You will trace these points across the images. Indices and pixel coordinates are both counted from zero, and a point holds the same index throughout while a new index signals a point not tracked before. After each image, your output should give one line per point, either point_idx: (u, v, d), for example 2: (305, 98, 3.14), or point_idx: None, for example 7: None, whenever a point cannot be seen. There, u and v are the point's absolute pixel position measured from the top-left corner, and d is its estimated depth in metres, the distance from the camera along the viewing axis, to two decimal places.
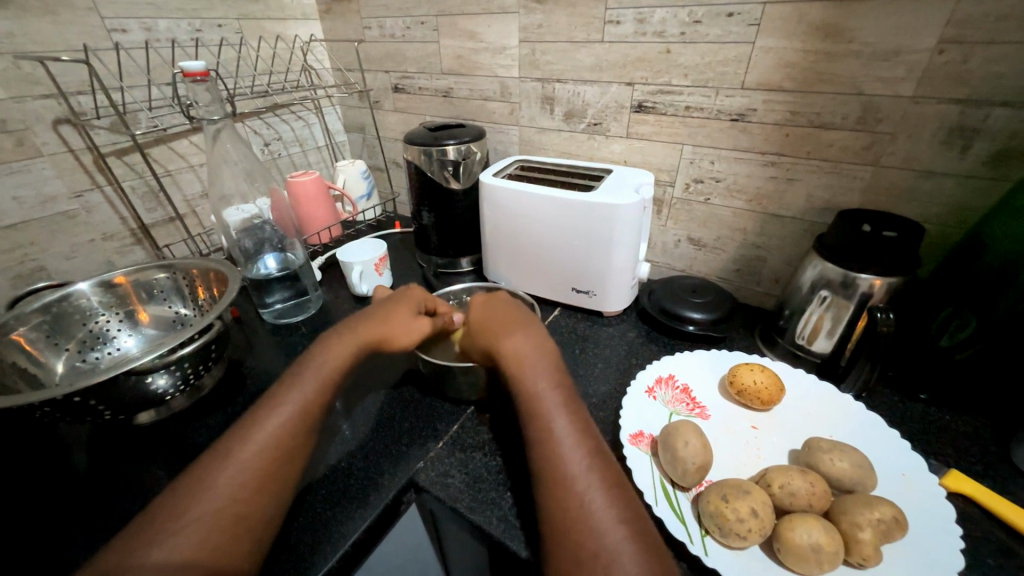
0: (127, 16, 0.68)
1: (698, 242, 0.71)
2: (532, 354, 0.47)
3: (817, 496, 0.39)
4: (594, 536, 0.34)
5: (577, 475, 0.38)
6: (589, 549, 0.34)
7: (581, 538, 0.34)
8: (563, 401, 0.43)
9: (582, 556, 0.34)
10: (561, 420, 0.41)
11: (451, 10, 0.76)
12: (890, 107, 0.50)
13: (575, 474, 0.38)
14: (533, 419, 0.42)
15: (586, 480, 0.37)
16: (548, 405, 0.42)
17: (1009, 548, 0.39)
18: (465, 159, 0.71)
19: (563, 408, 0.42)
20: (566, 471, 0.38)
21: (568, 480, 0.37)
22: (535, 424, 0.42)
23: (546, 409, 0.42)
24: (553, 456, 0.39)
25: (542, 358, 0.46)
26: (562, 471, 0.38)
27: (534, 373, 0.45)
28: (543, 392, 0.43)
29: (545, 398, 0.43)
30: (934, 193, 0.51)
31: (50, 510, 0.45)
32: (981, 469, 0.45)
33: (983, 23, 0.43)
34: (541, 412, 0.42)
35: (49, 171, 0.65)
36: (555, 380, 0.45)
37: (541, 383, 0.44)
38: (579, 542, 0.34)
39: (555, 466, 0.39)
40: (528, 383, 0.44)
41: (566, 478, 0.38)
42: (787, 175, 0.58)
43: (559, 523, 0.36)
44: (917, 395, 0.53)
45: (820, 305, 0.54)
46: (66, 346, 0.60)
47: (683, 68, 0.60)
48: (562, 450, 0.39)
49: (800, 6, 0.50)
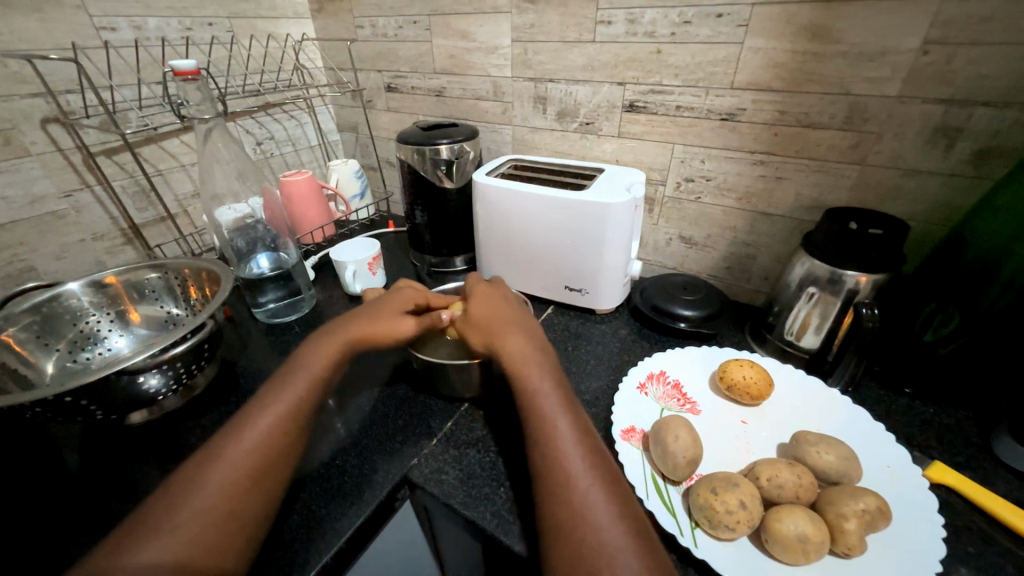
0: (116, 15, 0.67)
1: (689, 240, 0.71)
2: (531, 355, 0.47)
3: (803, 488, 0.40)
4: (595, 532, 0.35)
5: (578, 472, 0.38)
6: (591, 545, 0.34)
7: (582, 534, 0.35)
8: (562, 402, 0.44)
9: (583, 552, 0.34)
10: (560, 420, 0.42)
11: (444, 10, 0.76)
12: (876, 107, 0.50)
13: (575, 471, 0.38)
14: (534, 419, 0.42)
15: (587, 477, 0.38)
16: (548, 405, 0.43)
17: (990, 537, 0.40)
18: (458, 158, 0.71)
19: (562, 408, 0.43)
20: (567, 469, 0.38)
21: (569, 477, 0.38)
22: (535, 423, 0.42)
23: (547, 408, 0.43)
24: (553, 454, 0.40)
25: (541, 360, 0.47)
26: (563, 469, 0.38)
27: (534, 373, 0.46)
28: (543, 393, 0.44)
29: (545, 398, 0.43)
30: (919, 191, 0.52)
31: (41, 511, 0.45)
32: (964, 460, 0.46)
33: (966, 25, 0.44)
34: (542, 412, 0.43)
35: (37, 170, 0.64)
36: (555, 382, 0.46)
37: (542, 384, 0.45)
38: (581, 538, 0.35)
39: (556, 464, 0.39)
40: (530, 384, 0.45)
41: (567, 476, 0.38)
42: (775, 174, 0.59)
43: (560, 520, 0.36)
44: (902, 388, 0.54)
45: (807, 302, 0.55)
46: (56, 347, 0.59)
47: (673, 69, 0.60)
48: (562, 448, 0.40)
49: (788, 7, 0.51)
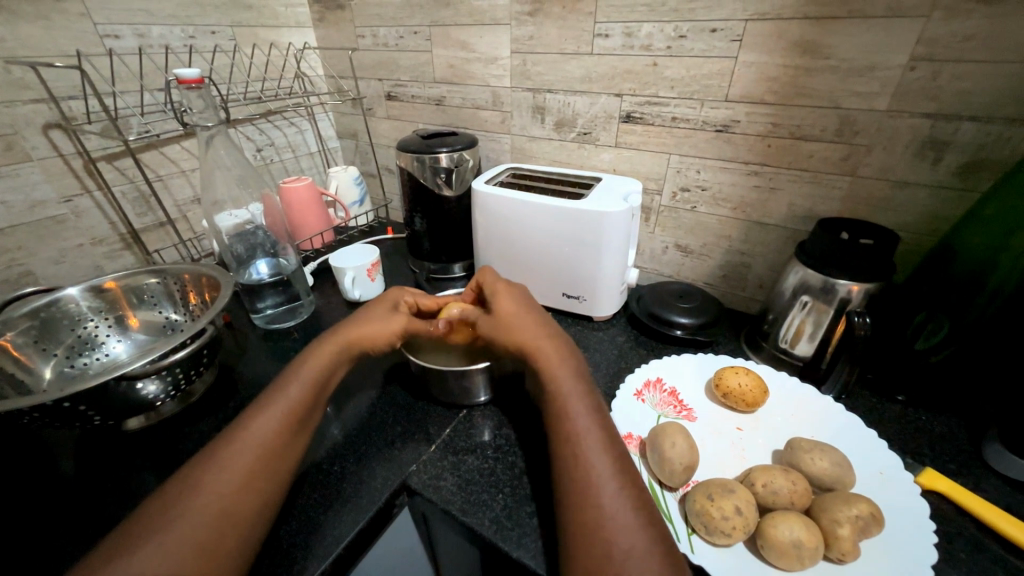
0: (121, 23, 0.68)
1: (685, 249, 0.72)
2: (562, 357, 0.48)
3: (798, 494, 0.41)
4: (624, 534, 0.35)
5: (607, 475, 0.39)
6: (621, 548, 0.34)
7: (612, 537, 0.35)
8: (590, 406, 0.44)
9: (613, 554, 0.34)
10: (590, 422, 0.43)
11: (444, 21, 0.77)
12: (866, 121, 0.52)
13: (604, 474, 0.39)
14: (561, 421, 0.43)
15: (616, 480, 0.38)
16: (578, 408, 0.44)
17: (981, 544, 0.41)
18: (458, 167, 0.73)
19: (590, 412, 0.44)
20: (596, 471, 0.39)
21: (598, 480, 0.38)
22: (565, 425, 0.43)
23: (576, 412, 0.43)
24: (582, 456, 0.40)
25: (571, 362, 0.48)
26: (592, 471, 0.39)
27: (565, 375, 0.46)
28: (574, 395, 0.45)
29: (573, 403, 0.44)
30: (908, 203, 0.54)
31: (36, 517, 0.44)
32: (955, 467, 0.47)
33: (950, 43, 0.45)
34: (572, 414, 0.43)
35: (38, 176, 0.64)
36: (585, 385, 0.46)
37: (574, 387, 0.45)
38: (610, 541, 0.35)
39: (586, 467, 0.39)
40: (562, 385, 0.45)
41: (596, 478, 0.38)
42: (769, 184, 0.61)
43: (589, 522, 0.36)
44: (894, 396, 0.55)
45: (801, 310, 0.56)
46: (54, 351, 0.59)
47: (669, 81, 0.62)
48: (591, 451, 0.40)
49: (781, 23, 0.52)
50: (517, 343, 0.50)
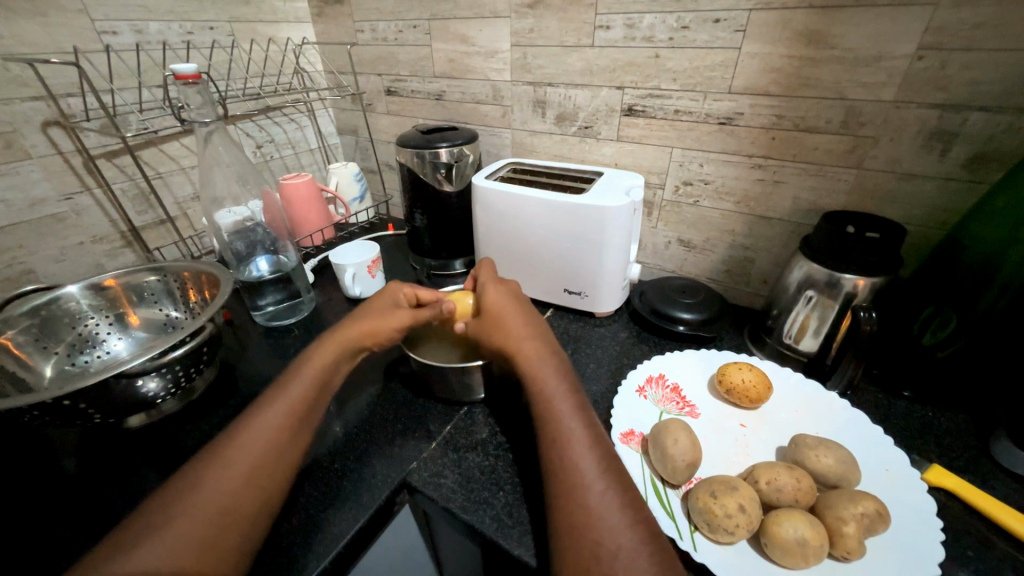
0: (117, 19, 0.67)
1: (688, 244, 0.72)
2: (546, 357, 0.48)
3: (802, 491, 0.40)
4: (613, 535, 0.35)
5: (594, 476, 0.38)
6: (609, 548, 0.34)
7: (600, 537, 0.35)
8: (574, 405, 0.44)
9: (602, 555, 0.34)
10: (576, 422, 0.42)
11: (443, 14, 0.76)
12: (872, 112, 0.51)
13: (590, 474, 0.38)
14: (549, 421, 0.43)
15: (602, 481, 0.38)
16: (563, 408, 0.43)
17: (989, 541, 0.40)
18: (457, 162, 0.71)
19: (576, 412, 0.43)
20: (583, 472, 0.39)
21: (585, 480, 0.38)
22: (551, 426, 0.42)
23: (562, 411, 0.43)
24: (569, 457, 0.40)
25: (556, 362, 0.47)
26: (578, 472, 0.39)
27: (550, 375, 0.46)
28: (559, 396, 0.44)
29: (559, 403, 0.44)
30: (916, 195, 0.53)
31: (39, 515, 0.45)
32: (962, 464, 0.46)
33: (959, 31, 0.44)
34: (558, 415, 0.43)
35: (37, 173, 0.64)
36: (570, 385, 0.46)
37: (558, 387, 0.45)
38: (598, 541, 0.34)
39: (572, 469, 0.39)
40: (547, 385, 0.45)
41: (582, 478, 0.38)
42: (773, 177, 0.60)
43: (576, 524, 0.36)
44: (900, 392, 0.54)
45: (805, 305, 0.55)
46: (54, 349, 0.59)
47: (672, 73, 0.61)
48: (577, 451, 0.40)
49: (785, 13, 0.51)
50: (503, 344, 0.49)
